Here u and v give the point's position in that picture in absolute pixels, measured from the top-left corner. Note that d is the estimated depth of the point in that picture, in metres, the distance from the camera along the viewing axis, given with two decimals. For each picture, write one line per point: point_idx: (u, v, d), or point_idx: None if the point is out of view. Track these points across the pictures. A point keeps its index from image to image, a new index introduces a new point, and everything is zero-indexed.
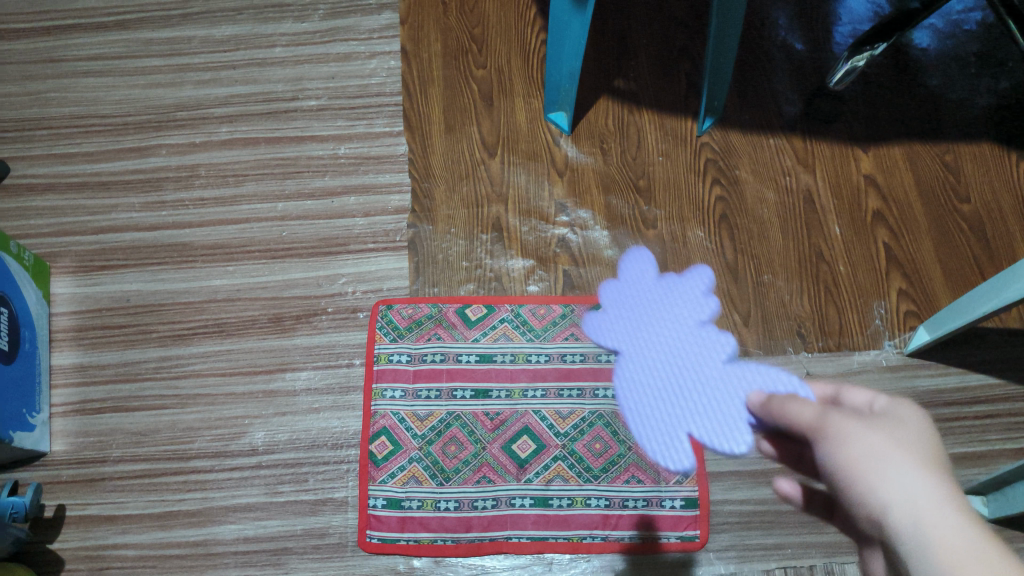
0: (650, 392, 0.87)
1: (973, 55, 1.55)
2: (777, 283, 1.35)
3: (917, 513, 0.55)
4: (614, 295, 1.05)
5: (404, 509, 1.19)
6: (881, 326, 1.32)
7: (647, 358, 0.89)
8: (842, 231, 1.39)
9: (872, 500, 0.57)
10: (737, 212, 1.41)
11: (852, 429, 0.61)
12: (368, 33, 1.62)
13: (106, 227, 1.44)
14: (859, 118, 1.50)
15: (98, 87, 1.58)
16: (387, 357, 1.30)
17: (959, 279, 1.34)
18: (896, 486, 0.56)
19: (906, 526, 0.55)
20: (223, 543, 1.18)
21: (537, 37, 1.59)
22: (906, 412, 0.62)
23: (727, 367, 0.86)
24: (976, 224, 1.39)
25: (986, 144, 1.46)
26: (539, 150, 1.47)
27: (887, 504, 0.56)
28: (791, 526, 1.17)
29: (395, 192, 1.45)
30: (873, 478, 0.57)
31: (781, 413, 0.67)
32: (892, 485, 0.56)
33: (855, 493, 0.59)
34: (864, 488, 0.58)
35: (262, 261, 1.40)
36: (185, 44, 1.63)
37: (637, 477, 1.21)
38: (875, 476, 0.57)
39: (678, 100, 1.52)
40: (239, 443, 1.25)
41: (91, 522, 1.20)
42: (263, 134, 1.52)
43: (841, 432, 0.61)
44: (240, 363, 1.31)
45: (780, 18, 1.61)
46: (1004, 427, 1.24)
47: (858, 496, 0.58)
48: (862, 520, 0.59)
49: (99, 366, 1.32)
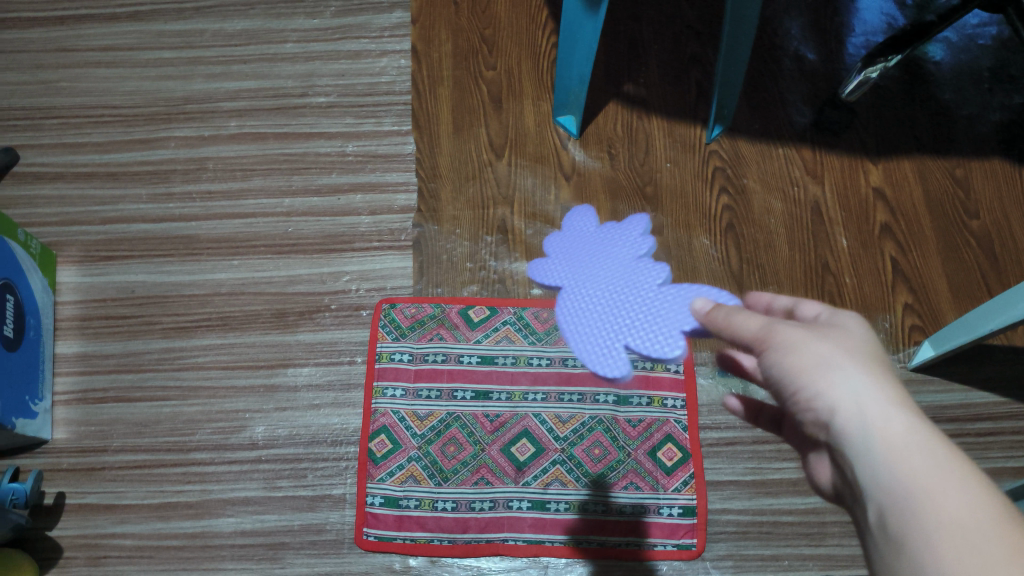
0: (587, 318, 0.81)
1: (987, 69, 1.53)
2: (783, 293, 1.34)
3: (858, 406, 0.61)
4: (559, 245, 0.90)
5: (401, 508, 1.19)
6: (886, 340, 1.31)
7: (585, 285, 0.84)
8: (849, 243, 1.39)
9: (818, 398, 0.63)
10: (744, 221, 1.41)
11: (797, 334, 0.66)
12: (379, 31, 1.62)
13: (114, 218, 1.44)
14: (870, 130, 1.49)
15: (109, 78, 1.59)
16: (389, 356, 1.30)
17: (966, 295, 1.34)
18: (838, 385, 0.62)
19: (849, 418, 0.61)
20: (220, 536, 1.18)
21: (548, 40, 1.59)
22: (846, 323, 0.69)
23: (663, 287, 0.81)
24: (985, 240, 1.38)
25: (997, 160, 1.45)
26: (546, 153, 1.47)
27: (832, 401, 0.62)
28: (789, 537, 1.17)
29: (402, 191, 1.45)
30: (818, 379, 0.63)
31: (723, 324, 0.71)
32: (835, 384, 0.62)
33: (803, 393, 0.64)
34: (810, 388, 0.63)
35: (267, 256, 1.40)
36: (197, 37, 1.63)
37: (636, 484, 1.20)
38: (818, 376, 0.63)
39: (687, 107, 1.52)
40: (239, 437, 1.25)
41: (90, 511, 1.20)
42: (272, 129, 1.52)
43: (786, 338, 0.66)
44: (242, 357, 1.31)
45: (793, 28, 1.60)
46: (1007, 445, 1.23)
47: (807, 396, 0.64)
48: (808, 415, 0.65)
49: (102, 356, 1.32)
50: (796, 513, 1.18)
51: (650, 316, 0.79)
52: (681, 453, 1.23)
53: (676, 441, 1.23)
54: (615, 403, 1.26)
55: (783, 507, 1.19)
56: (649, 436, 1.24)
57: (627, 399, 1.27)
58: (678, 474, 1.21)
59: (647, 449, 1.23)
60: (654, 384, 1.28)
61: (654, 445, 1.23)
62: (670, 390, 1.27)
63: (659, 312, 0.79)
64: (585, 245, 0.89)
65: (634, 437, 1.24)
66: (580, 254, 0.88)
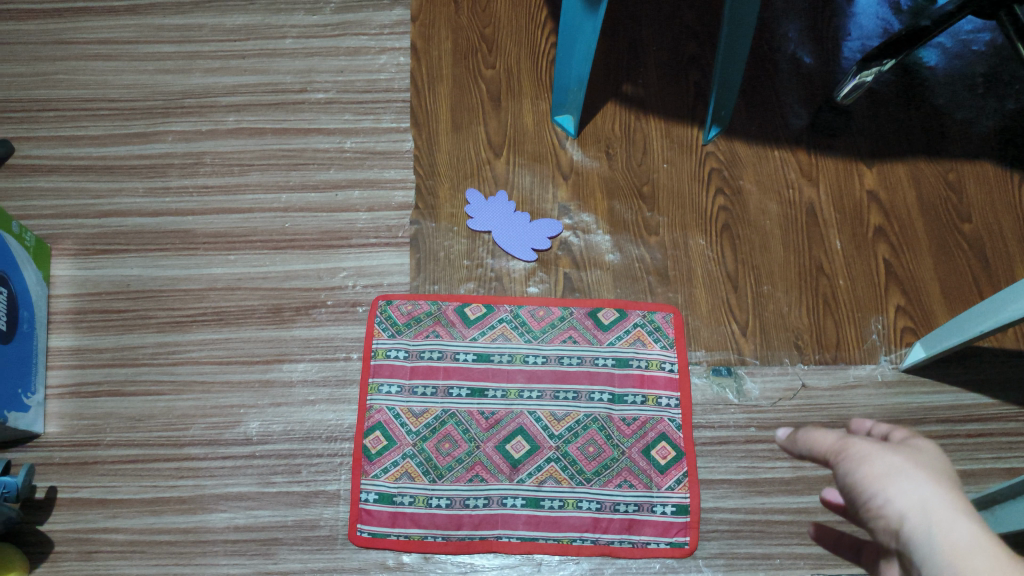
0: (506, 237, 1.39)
1: (979, 75, 1.55)
2: (777, 294, 1.36)
3: (925, 512, 0.59)
4: (477, 211, 1.42)
5: (395, 504, 1.19)
6: (878, 341, 1.32)
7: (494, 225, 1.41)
8: (843, 245, 1.40)
9: (886, 507, 0.60)
10: (739, 222, 1.42)
11: (870, 446, 0.65)
12: (379, 29, 1.63)
13: (110, 212, 1.44)
14: (864, 133, 1.50)
15: (107, 71, 1.58)
16: (385, 353, 1.30)
17: (957, 298, 1.35)
18: (906, 492, 0.60)
19: (914, 523, 0.59)
20: (213, 531, 1.18)
21: (547, 40, 1.60)
22: (914, 437, 0.68)
23: (516, 215, 1.42)
24: (976, 244, 1.40)
25: (989, 165, 1.47)
26: (544, 152, 1.48)
27: (903, 511, 0.60)
28: (780, 536, 1.18)
29: (399, 188, 1.45)
30: (890, 488, 0.61)
31: (802, 441, 0.69)
32: (905, 492, 0.60)
33: (874, 503, 0.61)
34: (881, 498, 0.61)
35: (264, 252, 1.40)
36: (196, 32, 1.63)
37: (629, 482, 1.21)
38: (890, 486, 0.61)
39: (685, 108, 1.53)
40: (234, 432, 1.25)
41: (82, 505, 1.20)
42: (270, 124, 1.52)
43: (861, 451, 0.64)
44: (238, 352, 1.31)
45: (790, 31, 1.61)
46: (996, 447, 1.24)
47: (878, 510, 0.61)
48: (879, 526, 0.62)
49: (97, 350, 1.32)
50: (788, 512, 1.19)
51: (516, 235, 1.40)
52: (675, 452, 1.23)
53: (669, 439, 1.24)
54: (610, 402, 1.27)
55: (775, 507, 1.20)
56: (643, 435, 1.24)
57: (622, 397, 1.27)
58: (671, 472, 1.22)
59: (641, 447, 1.24)
60: (649, 382, 1.28)
61: (649, 443, 1.24)
62: (664, 389, 1.28)
63: (529, 234, 1.40)
64: (496, 218, 1.41)
65: (629, 436, 1.24)
66: (489, 207, 1.42)
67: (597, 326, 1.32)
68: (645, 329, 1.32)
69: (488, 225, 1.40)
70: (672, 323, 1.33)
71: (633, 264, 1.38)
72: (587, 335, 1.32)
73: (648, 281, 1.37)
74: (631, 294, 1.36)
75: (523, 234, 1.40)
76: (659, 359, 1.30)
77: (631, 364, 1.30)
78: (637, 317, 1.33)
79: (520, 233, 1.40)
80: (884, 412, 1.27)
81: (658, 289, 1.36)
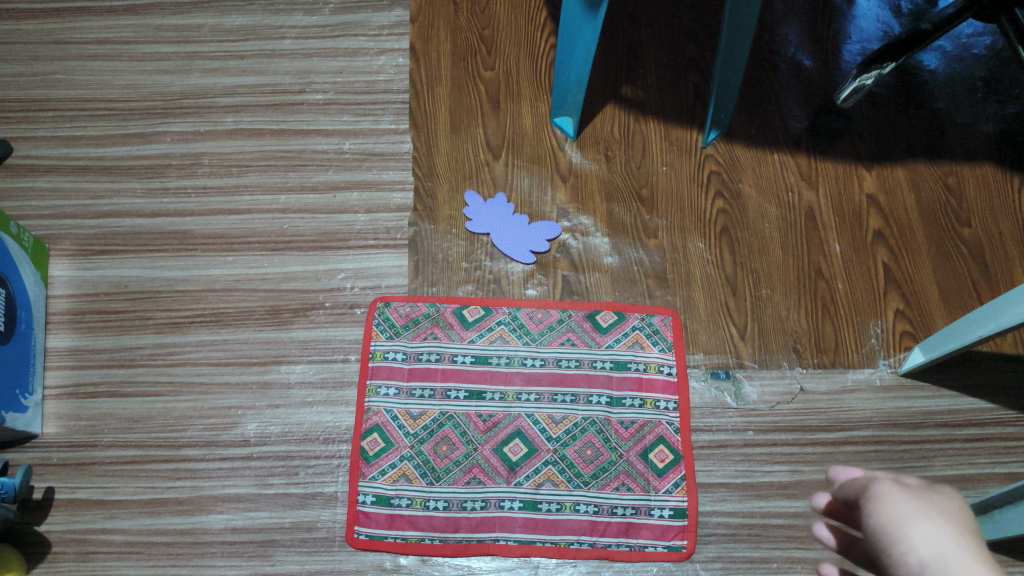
0: (502, 238, 1.39)
1: (979, 79, 1.55)
2: (775, 297, 1.35)
3: (945, 562, 0.58)
4: (477, 211, 1.42)
5: (393, 506, 1.19)
6: (877, 345, 1.32)
7: (491, 226, 1.40)
8: (842, 249, 1.40)
9: (906, 551, 0.60)
10: (738, 225, 1.42)
11: (899, 491, 0.65)
12: (378, 30, 1.62)
13: (108, 212, 1.43)
14: (864, 136, 1.50)
15: (105, 71, 1.58)
16: (383, 355, 1.30)
17: (956, 302, 1.35)
18: (928, 538, 0.60)
19: (932, 570, 0.58)
20: (210, 532, 1.18)
21: (546, 42, 1.60)
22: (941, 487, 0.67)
23: (515, 218, 1.41)
24: (976, 248, 1.39)
25: (989, 169, 1.46)
26: (543, 154, 1.48)
27: (923, 558, 0.59)
28: (778, 540, 1.17)
29: (398, 189, 1.45)
30: (912, 533, 0.61)
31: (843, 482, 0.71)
32: (926, 539, 0.60)
33: (895, 548, 0.61)
34: (902, 543, 0.61)
35: (262, 253, 1.40)
36: (194, 32, 1.63)
37: (627, 485, 1.21)
38: (912, 530, 0.61)
39: (684, 111, 1.52)
40: (231, 433, 1.25)
41: (79, 506, 1.20)
42: (268, 125, 1.52)
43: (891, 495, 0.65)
44: (235, 353, 1.31)
45: (790, 34, 1.61)
46: (995, 451, 1.24)
47: (897, 554, 0.61)
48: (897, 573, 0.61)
49: (95, 351, 1.32)
50: (786, 515, 1.19)
51: (514, 237, 1.40)
52: (673, 455, 1.23)
53: (667, 442, 1.24)
54: (608, 405, 1.27)
55: (773, 510, 1.20)
56: (641, 438, 1.24)
57: (620, 400, 1.27)
58: (669, 476, 1.22)
59: (639, 450, 1.23)
60: (647, 385, 1.28)
61: (646, 446, 1.24)
62: (662, 392, 1.28)
63: (527, 237, 1.39)
64: (494, 219, 1.41)
65: (627, 439, 1.24)
66: (489, 207, 1.42)
67: (596, 329, 1.32)
68: (644, 332, 1.32)
69: (486, 226, 1.40)
70: (670, 326, 1.33)
71: (632, 267, 1.38)
72: (585, 338, 1.31)
73: (646, 283, 1.37)
74: (630, 297, 1.36)
75: (520, 236, 1.40)
76: (657, 362, 1.30)
77: (629, 368, 1.29)
78: (635, 321, 1.33)
79: (516, 235, 1.40)
80: (883, 416, 1.27)
81: (656, 291, 1.36)
